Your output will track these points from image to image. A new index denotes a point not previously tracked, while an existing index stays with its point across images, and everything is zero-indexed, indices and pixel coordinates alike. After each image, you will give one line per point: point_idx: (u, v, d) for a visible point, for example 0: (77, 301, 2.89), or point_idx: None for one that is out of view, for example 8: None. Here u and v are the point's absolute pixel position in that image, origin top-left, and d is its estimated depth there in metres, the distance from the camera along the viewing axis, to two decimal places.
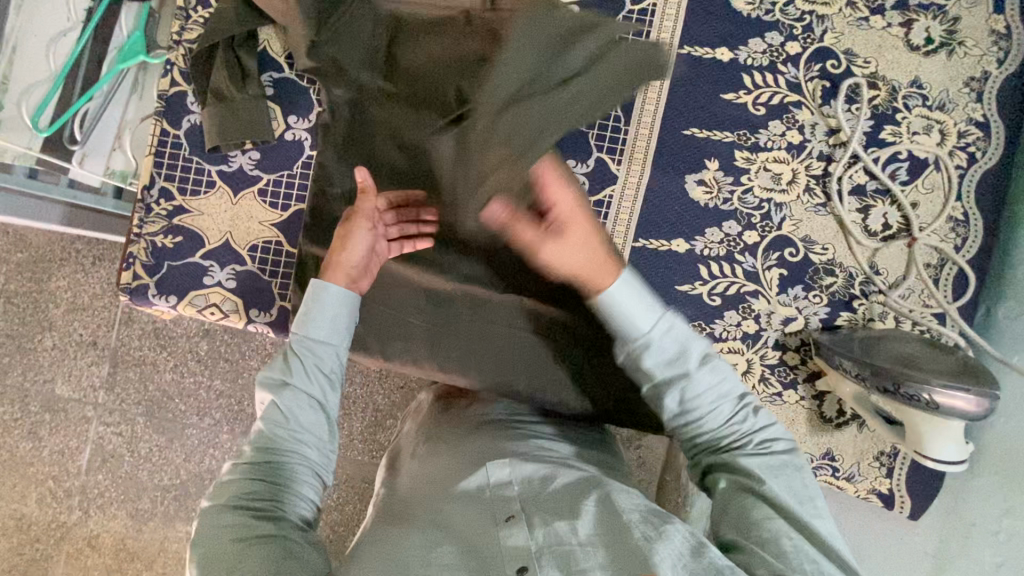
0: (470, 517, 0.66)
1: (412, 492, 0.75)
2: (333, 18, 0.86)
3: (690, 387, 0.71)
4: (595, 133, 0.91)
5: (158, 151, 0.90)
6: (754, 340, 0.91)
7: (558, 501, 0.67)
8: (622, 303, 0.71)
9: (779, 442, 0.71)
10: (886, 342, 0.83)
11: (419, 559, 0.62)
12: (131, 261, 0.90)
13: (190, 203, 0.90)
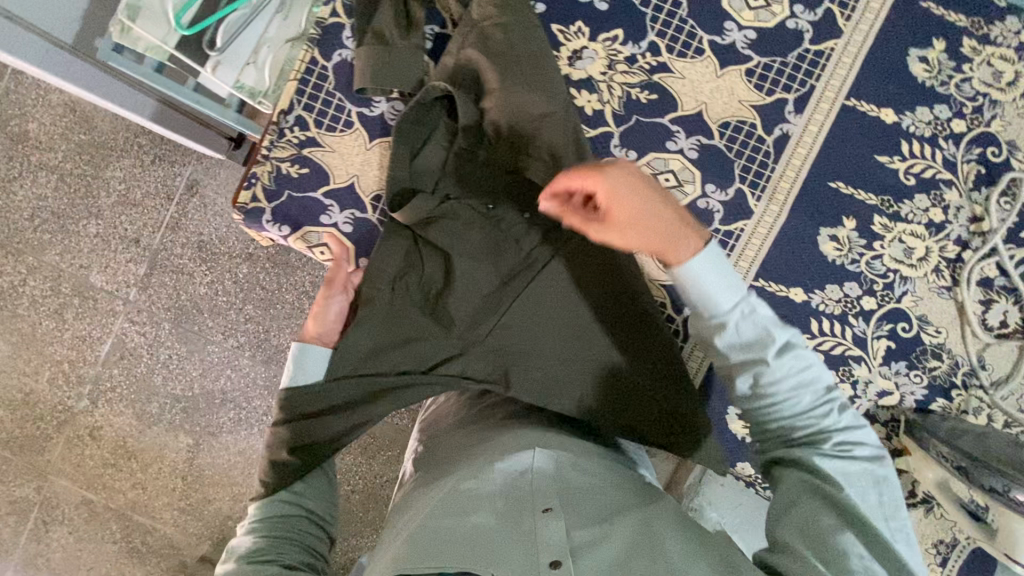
0: (507, 507, 0.66)
1: (449, 471, 0.75)
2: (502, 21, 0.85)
3: (767, 373, 0.63)
4: (741, 162, 0.88)
5: (303, 78, 0.88)
6: None
7: (595, 505, 0.66)
8: (701, 279, 0.64)
9: (862, 448, 0.62)
10: (990, 438, 0.84)
11: (454, 529, 0.64)
12: (252, 182, 0.88)
13: (324, 138, 0.89)
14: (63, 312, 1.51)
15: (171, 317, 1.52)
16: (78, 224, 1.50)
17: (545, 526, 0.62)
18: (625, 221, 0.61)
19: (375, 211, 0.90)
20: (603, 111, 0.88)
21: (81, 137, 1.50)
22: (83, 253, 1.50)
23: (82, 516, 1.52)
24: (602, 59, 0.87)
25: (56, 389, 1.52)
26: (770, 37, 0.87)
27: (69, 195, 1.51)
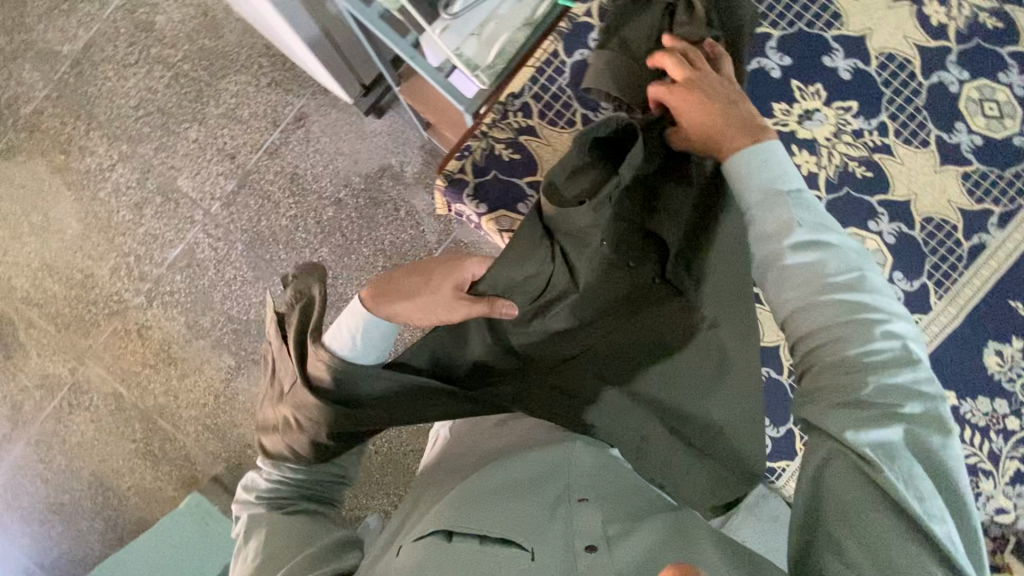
0: (547, 497, 0.69)
1: (488, 459, 0.78)
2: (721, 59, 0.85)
3: (812, 290, 0.62)
4: (933, 259, 0.90)
5: (540, 68, 0.91)
6: None
7: (618, 503, 0.70)
8: (755, 168, 0.68)
9: (894, 387, 0.57)
10: None
11: (493, 510, 0.66)
12: (465, 154, 0.90)
13: (544, 130, 0.91)
14: (148, 207, 1.50)
15: (246, 240, 1.49)
16: (180, 125, 1.50)
17: (580, 514, 0.65)
18: (687, 117, 0.75)
19: None
20: (817, 175, 0.90)
21: (213, 43, 1.50)
22: (178, 153, 1.50)
23: (108, 410, 1.50)
24: (831, 125, 0.89)
25: (116, 279, 1.51)
26: (995, 148, 0.89)
27: (181, 94, 1.51)
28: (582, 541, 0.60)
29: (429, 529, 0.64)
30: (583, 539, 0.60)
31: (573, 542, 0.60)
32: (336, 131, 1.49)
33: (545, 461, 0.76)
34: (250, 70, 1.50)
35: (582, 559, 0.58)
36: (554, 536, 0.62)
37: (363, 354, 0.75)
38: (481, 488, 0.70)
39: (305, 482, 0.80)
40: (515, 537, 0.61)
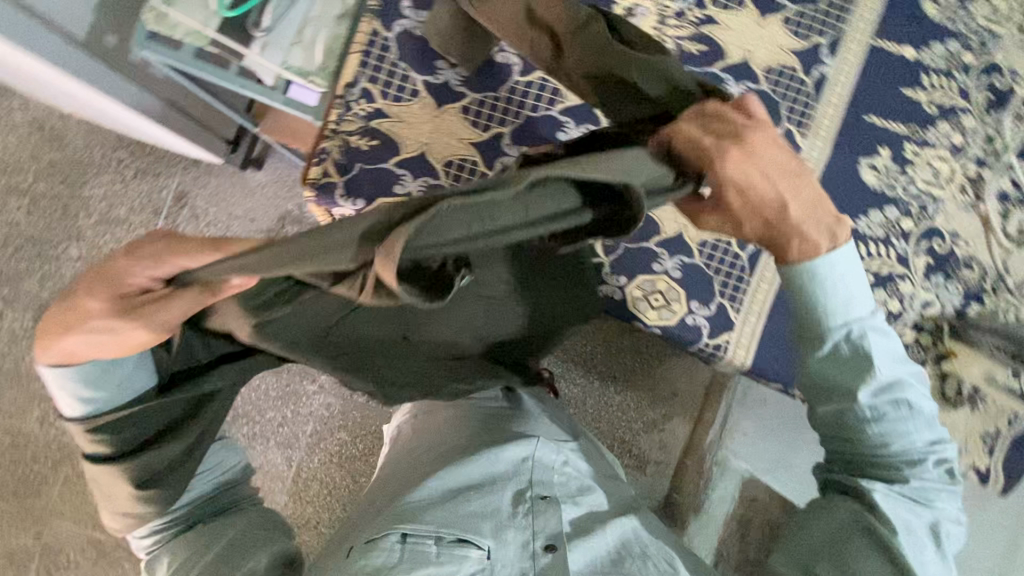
0: (508, 489, 0.84)
1: (454, 451, 0.89)
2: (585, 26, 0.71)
3: (862, 405, 0.70)
4: (787, 104, 0.96)
5: (367, 50, 0.90)
6: (896, 318, 0.99)
7: (569, 493, 0.86)
8: (850, 288, 0.71)
9: (924, 469, 0.70)
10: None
11: (450, 513, 0.78)
12: (322, 157, 0.88)
13: (391, 109, 0.90)
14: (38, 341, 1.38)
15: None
16: (47, 246, 1.40)
17: (542, 513, 0.81)
18: (757, 208, 0.68)
19: (449, 176, 0.90)
20: None
21: (55, 152, 1.41)
22: (55, 275, 1.40)
23: (71, 565, 1.35)
24: (653, 15, 0.94)
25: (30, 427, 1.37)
26: None
27: (38, 214, 1.41)
28: (540, 541, 0.78)
29: (393, 524, 0.76)
30: (543, 539, 0.78)
31: (533, 542, 0.78)
32: (215, 196, 1.43)
33: (511, 456, 0.87)
34: (100, 164, 1.43)
35: (540, 559, 0.76)
36: (513, 538, 0.78)
37: (91, 403, 0.67)
38: (433, 492, 0.81)
39: (189, 510, 0.73)
40: (473, 537, 0.76)
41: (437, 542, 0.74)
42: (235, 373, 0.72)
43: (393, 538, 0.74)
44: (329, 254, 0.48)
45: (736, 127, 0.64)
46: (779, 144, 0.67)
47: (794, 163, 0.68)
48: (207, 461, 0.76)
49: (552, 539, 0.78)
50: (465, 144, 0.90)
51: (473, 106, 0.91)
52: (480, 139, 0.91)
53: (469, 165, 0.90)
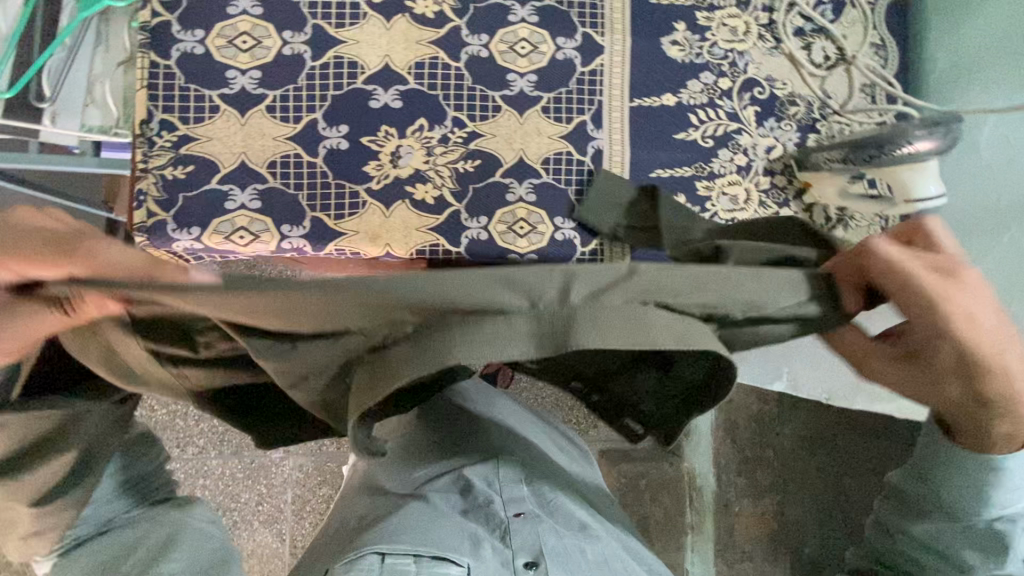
0: (484, 516, 0.91)
1: (425, 486, 0.95)
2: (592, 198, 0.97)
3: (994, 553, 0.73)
4: (575, 9, 0.99)
5: (150, 83, 0.90)
6: (748, 171, 1.03)
7: (539, 502, 0.96)
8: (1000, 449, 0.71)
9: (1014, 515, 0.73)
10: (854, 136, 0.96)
11: (430, 523, 0.86)
12: (141, 199, 0.88)
13: (196, 131, 0.90)
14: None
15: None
16: None
17: (515, 532, 0.89)
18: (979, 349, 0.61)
19: (277, 176, 0.91)
20: (442, 11, 0.97)
21: None
22: None
23: None
24: None
25: None
26: None
27: None
28: (521, 558, 0.86)
29: (360, 550, 0.80)
30: (525, 558, 0.86)
31: (512, 559, 0.86)
32: None
33: (479, 480, 0.96)
34: None
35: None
36: (491, 555, 0.86)
37: None
38: (414, 515, 0.87)
39: None
40: (453, 556, 0.82)
41: (416, 559, 0.79)
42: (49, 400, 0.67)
43: (374, 559, 0.78)
44: (318, 315, 0.50)
45: (933, 292, 0.60)
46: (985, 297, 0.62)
47: (983, 298, 0.61)
48: None
49: (529, 558, 0.86)
50: (282, 140, 0.92)
51: (276, 102, 0.92)
52: (295, 131, 0.92)
53: (293, 159, 0.92)
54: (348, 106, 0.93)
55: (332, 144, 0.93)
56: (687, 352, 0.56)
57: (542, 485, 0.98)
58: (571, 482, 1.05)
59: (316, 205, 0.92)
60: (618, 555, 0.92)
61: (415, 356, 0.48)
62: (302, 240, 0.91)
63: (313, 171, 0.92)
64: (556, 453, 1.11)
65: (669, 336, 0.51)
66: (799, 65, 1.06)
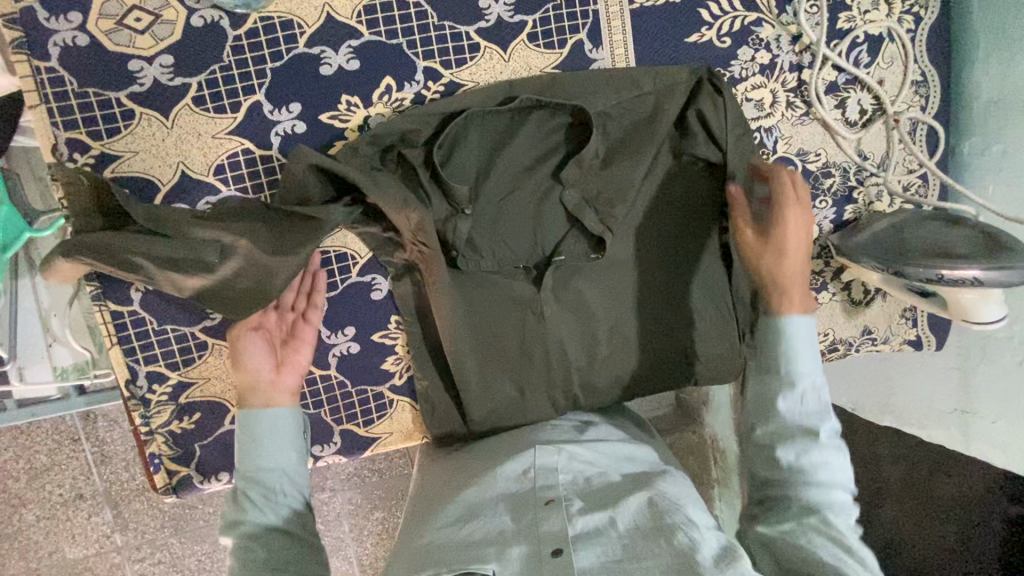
0: (510, 505, 0.72)
1: (453, 487, 0.78)
2: (693, 203, 0.88)
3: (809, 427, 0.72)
4: (558, 37, 0.82)
5: (121, 336, 0.76)
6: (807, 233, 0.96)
7: (581, 491, 0.74)
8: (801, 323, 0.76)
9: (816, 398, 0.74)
10: (913, 230, 0.85)
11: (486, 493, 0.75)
12: (156, 461, 0.79)
13: (189, 374, 0.78)
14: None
15: (171, 531, 1.46)
16: (16, 521, 1.38)
17: (544, 517, 0.69)
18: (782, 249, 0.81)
19: None
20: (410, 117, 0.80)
21: None
22: (42, 540, 1.39)
23: None
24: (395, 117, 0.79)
25: None
26: None
27: None
28: (547, 546, 0.65)
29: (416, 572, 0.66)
30: (548, 545, 0.65)
31: (537, 551, 0.65)
32: None
33: (515, 466, 0.78)
34: None
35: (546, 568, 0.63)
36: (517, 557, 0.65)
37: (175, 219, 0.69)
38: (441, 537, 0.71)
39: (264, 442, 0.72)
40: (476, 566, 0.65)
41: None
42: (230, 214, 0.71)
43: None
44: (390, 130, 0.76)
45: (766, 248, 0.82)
46: (803, 223, 0.81)
47: (792, 219, 0.80)
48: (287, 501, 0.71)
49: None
50: None
51: None
52: None
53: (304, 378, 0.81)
54: (345, 303, 0.82)
55: (341, 350, 0.82)
56: (598, 169, 0.84)
57: (592, 436, 0.85)
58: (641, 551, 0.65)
59: (342, 419, 0.84)
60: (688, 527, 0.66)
61: (488, 246, 0.82)
62: (337, 454, 0.85)
63: (330, 386, 0.83)
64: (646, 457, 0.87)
65: (677, 205, 0.88)
66: (833, 152, 0.94)
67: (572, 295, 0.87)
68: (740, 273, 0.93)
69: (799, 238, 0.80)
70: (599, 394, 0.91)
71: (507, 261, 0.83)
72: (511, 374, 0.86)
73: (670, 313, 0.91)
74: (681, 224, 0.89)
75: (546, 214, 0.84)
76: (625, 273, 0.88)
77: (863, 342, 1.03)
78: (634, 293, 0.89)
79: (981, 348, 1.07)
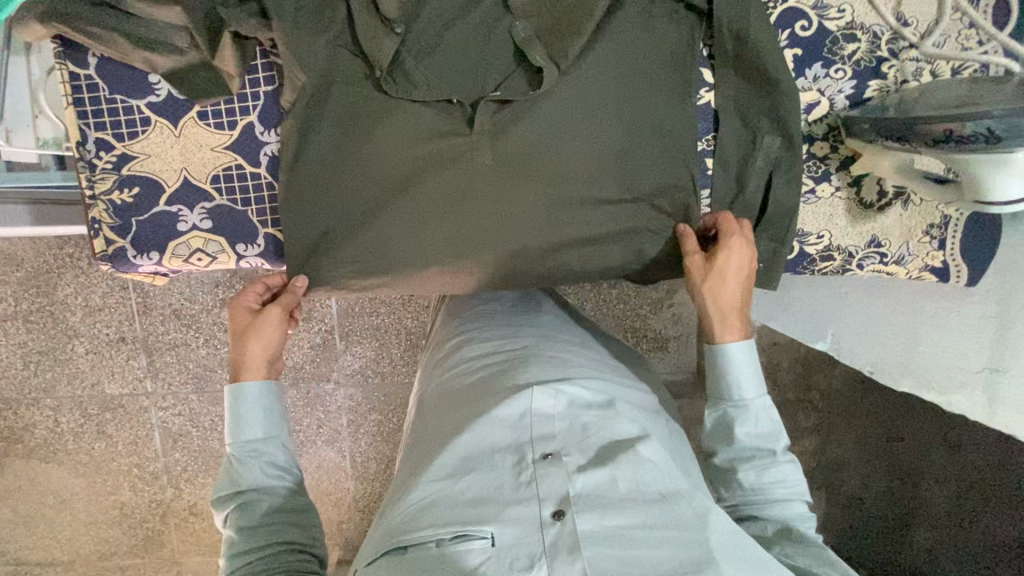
0: (509, 460, 0.71)
1: (448, 432, 0.78)
2: (661, 58, 0.78)
3: (773, 463, 0.73)
4: None
5: (77, 98, 0.80)
6: (813, 108, 0.81)
7: (578, 443, 0.73)
8: (740, 361, 0.74)
9: (759, 412, 0.74)
10: (927, 95, 0.75)
11: (476, 440, 0.74)
12: (96, 227, 0.83)
13: (133, 148, 0.81)
14: (104, 428, 1.57)
15: (193, 388, 1.55)
16: (66, 350, 1.53)
17: (543, 475, 0.68)
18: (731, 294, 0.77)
19: (221, 192, 0.83)
20: None
21: (14, 275, 1.50)
22: (85, 372, 1.55)
23: None
24: None
25: (142, 492, 1.61)
26: None
27: (43, 331, 1.53)
28: (547, 508, 0.65)
29: (408, 531, 0.66)
30: (550, 507, 0.65)
31: (539, 513, 0.65)
32: None
33: (510, 412, 0.76)
34: (48, 271, 1.50)
35: (548, 530, 0.63)
36: (518, 517, 0.65)
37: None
38: (434, 490, 0.70)
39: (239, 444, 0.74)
40: (474, 528, 0.64)
41: (438, 543, 0.64)
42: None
43: (398, 552, 0.66)
44: None
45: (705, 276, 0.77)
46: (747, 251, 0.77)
47: (734, 253, 0.77)
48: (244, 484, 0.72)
49: (569, 540, 0.61)
50: (220, 152, 0.81)
51: (207, 106, 0.80)
52: (232, 139, 0.81)
53: (235, 171, 0.82)
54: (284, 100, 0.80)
55: (273, 150, 0.81)
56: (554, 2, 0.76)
57: (583, 380, 0.83)
58: (636, 521, 0.64)
59: (268, 222, 0.84)
60: (680, 498, 0.67)
61: (421, 71, 0.76)
62: (259, 258, 0.85)
63: (259, 185, 0.83)
64: (631, 402, 0.86)
65: (655, 68, 0.78)
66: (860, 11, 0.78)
67: (513, 147, 0.78)
68: (726, 150, 0.82)
69: (740, 289, 0.77)
70: (533, 266, 0.83)
71: (440, 90, 0.76)
72: (459, 232, 0.80)
73: (634, 181, 0.80)
74: (651, 83, 0.78)
75: (487, 46, 0.77)
76: (579, 122, 0.78)
77: (868, 254, 0.87)
78: (590, 148, 0.79)
79: None
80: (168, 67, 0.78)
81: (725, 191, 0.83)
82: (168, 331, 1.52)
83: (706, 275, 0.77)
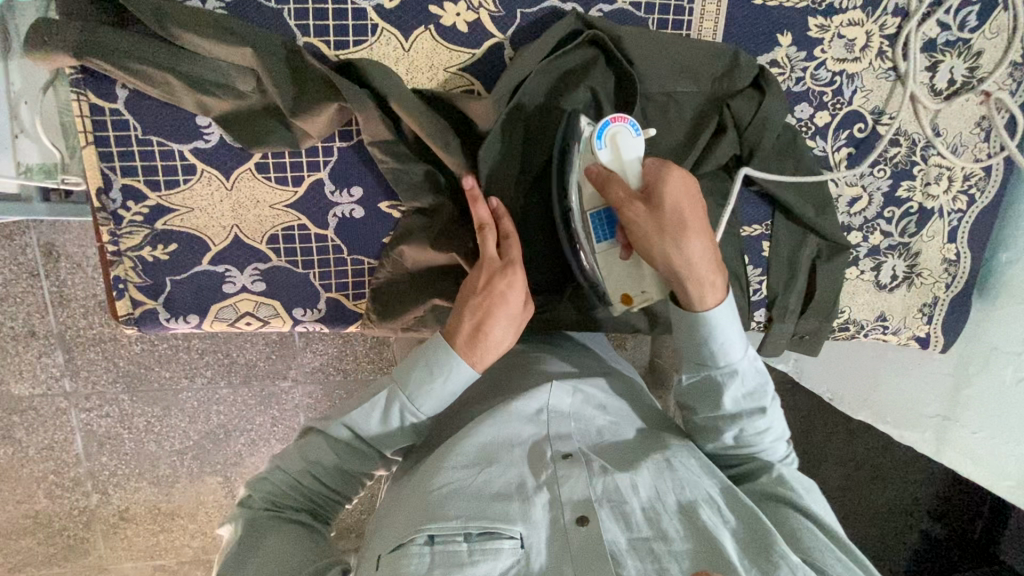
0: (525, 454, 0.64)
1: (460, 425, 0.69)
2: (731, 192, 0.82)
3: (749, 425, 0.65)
4: (656, 18, 0.75)
5: (99, 136, 0.66)
6: (855, 202, 0.90)
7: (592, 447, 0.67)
8: (723, 325, 0.64)
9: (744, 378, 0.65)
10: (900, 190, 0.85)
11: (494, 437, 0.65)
12: (120, 287, 0.72)
13: (172, 200, 0.70)
14: (9, 432, 1.10)
15: (125, 386, 1.10)
16: None
17: (564, 477, 0.61)
18: (684, 251, 0.61)
19: (280, 253, 0.74)
20: (480, 20, 0.70)
21: None
22: None
23: None
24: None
25: (59, 500, 1.17)
26: None
27: None
28: (569, 512, 0.58)
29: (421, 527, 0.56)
30: (573, 511, 0.58)
31: (559, 516, 0.58)
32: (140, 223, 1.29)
33: (529, 406, 0.69)
34: None
35: (570, 535, 0.57)
36: (540, 519, 0.58)
37: (178, 29, 0.61)
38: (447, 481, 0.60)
39: (306, 449, 0.64)
40: (501, 526, 0.57)
41: (466, 539, 0.56)
42: (238, 31, 0.62)
43: (421, 543, 0.55)
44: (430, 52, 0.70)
45: (655, 229, 0.62)
46: (694, 189, 0.63)
47: (680, 207, 0.62)
48: (290, 470, 0.64)
49: (592, 548, 0.56)
50: (281, 210, 0.72)
51: (268, 159, 0.70)
52: (296, 197, 0.72)
53: (297, 233, 0.74)
54: (356, 159, 0.72)
55: (344, 212, 0.74)
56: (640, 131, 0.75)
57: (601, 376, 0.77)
58: (659, 532, 0.58)
59: (333, 287, 0.77)
60: (701, 506, 0.60)
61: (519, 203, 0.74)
62: (318, 324, 0.78)
63: (324, 248, 0.75)
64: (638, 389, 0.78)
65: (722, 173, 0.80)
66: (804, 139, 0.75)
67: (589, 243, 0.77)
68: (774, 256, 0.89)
69: (703, 261, 0.62)
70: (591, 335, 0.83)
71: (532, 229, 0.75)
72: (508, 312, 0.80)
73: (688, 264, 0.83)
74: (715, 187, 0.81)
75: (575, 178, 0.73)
76: None
77: (874, 326, 0.99)
78: None
79: (982, 359, 1.04)
80: (224, 110, 0.66)
81: (779, 282, 0.91)
82: (96, 324, 1.06)
83: (660, 231, 0.62)
